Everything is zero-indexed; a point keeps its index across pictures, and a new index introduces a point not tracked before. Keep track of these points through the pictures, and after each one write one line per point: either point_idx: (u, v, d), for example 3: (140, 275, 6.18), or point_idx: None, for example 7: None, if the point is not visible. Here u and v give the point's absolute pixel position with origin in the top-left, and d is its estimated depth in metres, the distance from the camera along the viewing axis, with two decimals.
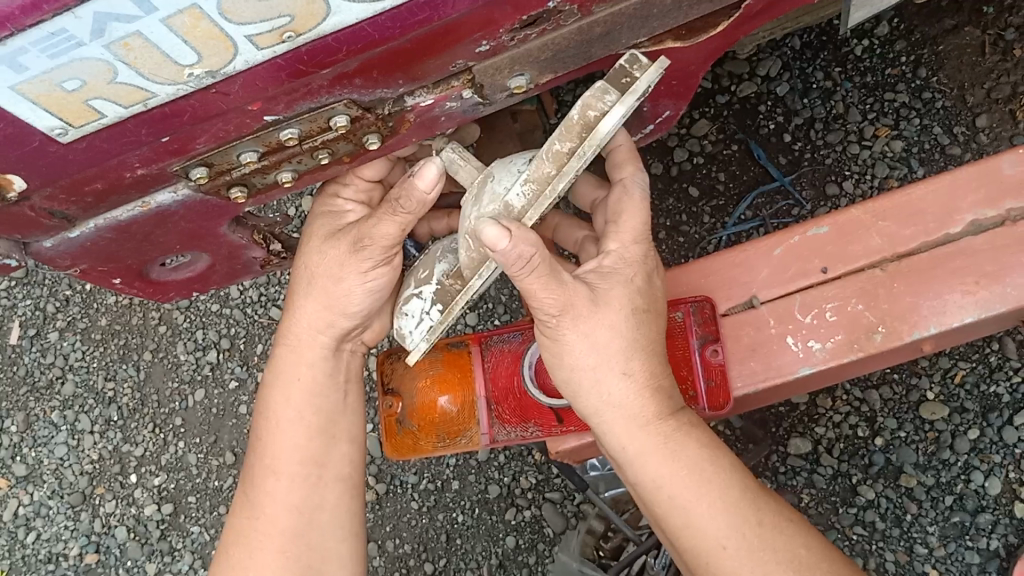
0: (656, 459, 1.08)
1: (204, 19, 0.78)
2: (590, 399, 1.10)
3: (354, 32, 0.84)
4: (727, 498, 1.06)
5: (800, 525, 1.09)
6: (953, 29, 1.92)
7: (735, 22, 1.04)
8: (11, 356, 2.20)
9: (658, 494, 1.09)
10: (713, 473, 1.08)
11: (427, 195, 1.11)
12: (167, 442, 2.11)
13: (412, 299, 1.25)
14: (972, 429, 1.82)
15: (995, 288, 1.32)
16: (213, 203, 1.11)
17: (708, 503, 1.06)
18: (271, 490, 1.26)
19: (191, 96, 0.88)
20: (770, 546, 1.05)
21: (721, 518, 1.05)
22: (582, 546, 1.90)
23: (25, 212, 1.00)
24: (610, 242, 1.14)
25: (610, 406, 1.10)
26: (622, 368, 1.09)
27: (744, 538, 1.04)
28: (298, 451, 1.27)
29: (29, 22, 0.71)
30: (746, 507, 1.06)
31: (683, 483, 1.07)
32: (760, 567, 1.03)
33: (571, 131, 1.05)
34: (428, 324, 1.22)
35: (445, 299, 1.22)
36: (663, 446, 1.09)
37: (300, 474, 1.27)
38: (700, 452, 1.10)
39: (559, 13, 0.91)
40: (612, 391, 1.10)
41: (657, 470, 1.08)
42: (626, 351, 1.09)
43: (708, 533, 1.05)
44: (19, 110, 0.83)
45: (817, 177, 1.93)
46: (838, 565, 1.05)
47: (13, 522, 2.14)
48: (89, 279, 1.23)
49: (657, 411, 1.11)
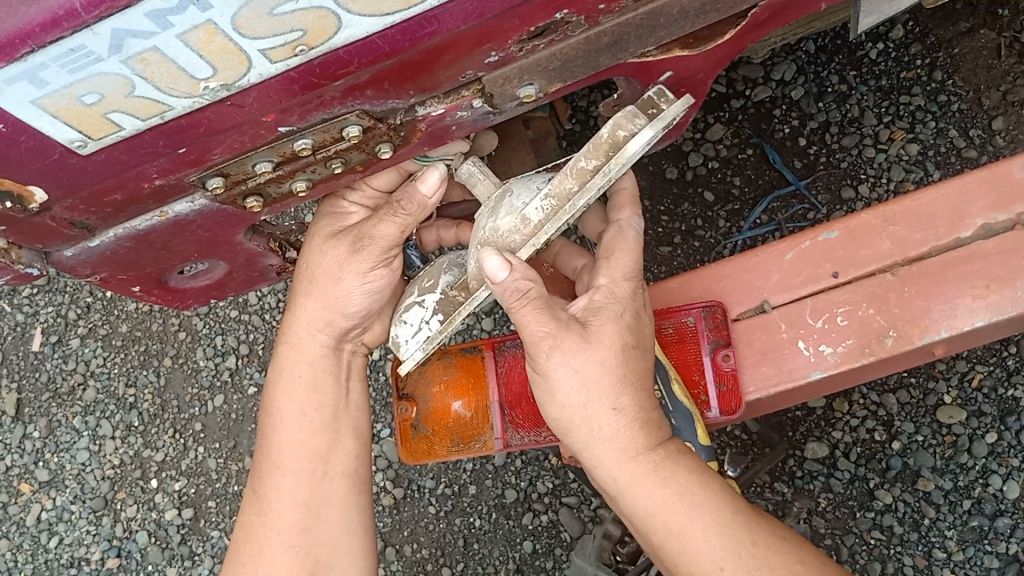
0: (647, 486, 1.08)
1: (218, 34, 0.79)
2: (580, 435, 1.09)
3: (365, 45, 0.86)
4: (722, 521, 1.06)
5: (792, 540, 1.09)
6: (968, 32, 1.91)
7: (742, 30, 1.06)
8: (34, 362, 2.23)
9: (653, 522, 1.08)
10: (703, 495, 1.08)
11: (428, 200, 1.17)
12: (187, 447, 2.14)
13: (413, 307, 1.27)
14: (990, 432, 1.81)
15: (1006, 292, 1.32)
16: (229, 213, 1.13)
17: (702, 527, 1.06)
18: (280, 486, 1.28)
19: (207, 109, 0.90)
20: (765, 564, 1.05)
21: (716, 540, 1.05)
22: (600, 550, 1.84)
23: (45, 222, 1.02)
24: (600, 277, 1.15)
25: (599, 441, 1.09)
26: (611, 403, 1.08)
27: (741, 558, 1.05)
28: (307, 447, 1.29)
29: (48, 39, 0.74)
30: (740, 526, 1.07)
31: (678, 509, 1.07)
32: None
33: (598, 149, 1.09)
34: (425, 333, 1.24)
35: (446, 309, 1.24)
36: (653, 474, 1.08)
37: (306, 469, 1.29)
38: (690, 476, 1.09)
39: (566, 24, 0.93)
40: (603, 426, 1.08)
41: (650, 499, 1.08)
42: (616, 387, 1.07)
43: (704, 555, 1.05)
44: (40, 123, 0.85)
45: (832, 180, 1.93)
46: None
47: (36, 527, 2.17)
48: (109, 287, 1.25)
49: (646, 442, 1.09)
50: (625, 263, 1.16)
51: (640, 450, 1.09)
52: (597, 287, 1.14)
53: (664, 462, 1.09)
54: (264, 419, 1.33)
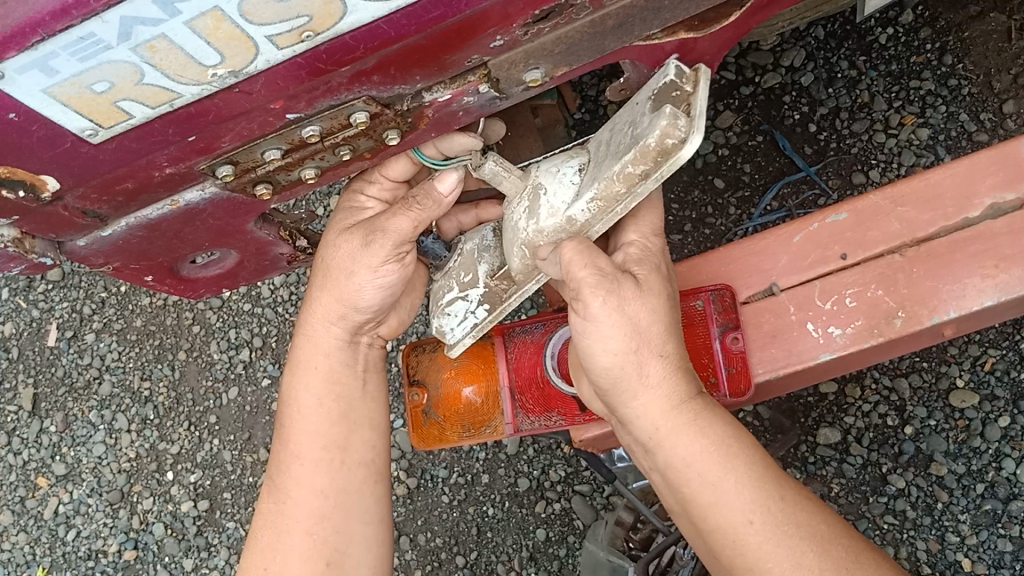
0: (685, 436, 1.05)
1: (225, 20, 0.80)
2: (629, 384, 1.08)
3: (371, 31, 0.86)
4: (755, 476, 1.03)
5: (820, 506, 1.05)
6: (978, 15, 1.91)
7: (747, 11, 1.06)
8: (50, 357, 2.26)
9: (686, 473, 1.05)
10: (739, 450, 1.05)
11: (444, 196, 1.24)
12: (202, 440, 2.15)
13: (455, 301, 1.35)
14: (1003, 416, 1.81)
15: (1015, 271, 1.31)
16: (240, 201, 1.14)
17: (735, 480, 1.02)
18: (298, 468, 1.28)
19: (215, 96, 0.91)
20: (794, 520, 1.01)
21: (748, 493, 1.02)
22: (612, 537, 1.86)
23: (58, 211, 1.04)
24: (631, 233, 1.20)
25: (650, 388, 1.07)
26: (660, 349, 1.08)
27: (771, 513, 1.01)
28: (326, 435, 1.29)
29: (58, 27, 0.75)
30: (771, 483, 1.03)
31: (711, 460, 1.04)
32: (785, 541, 0.99)
33: (645, 155, 1.04)
34: (472, 322, 1.33)
35: (491, 299, 1.32)
36: (690, 424, 1.06)
37: (324, 459, 1.28)
38: (726, 430, 1.06)
39: (570, 7, 0.93)
40: (653, 371, 1.07)
41: (686, 447, 1.05)
42: (664, 334, 1.09)
43: (734, 508, 1.01)
44: (51, 111, 0.86)
45: (842, 166, 1.92)
46: (858, 540, 1.03)
47: (54, 520, 2.19)
48: (122, 277, 1.26)
49: (688, 391, 1.09)
50: (652, 220, 1.22)
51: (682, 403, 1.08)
52: (630, 242, 1.19)
53: (701, 415, 1.07)
54: (281, 410, 1.33)
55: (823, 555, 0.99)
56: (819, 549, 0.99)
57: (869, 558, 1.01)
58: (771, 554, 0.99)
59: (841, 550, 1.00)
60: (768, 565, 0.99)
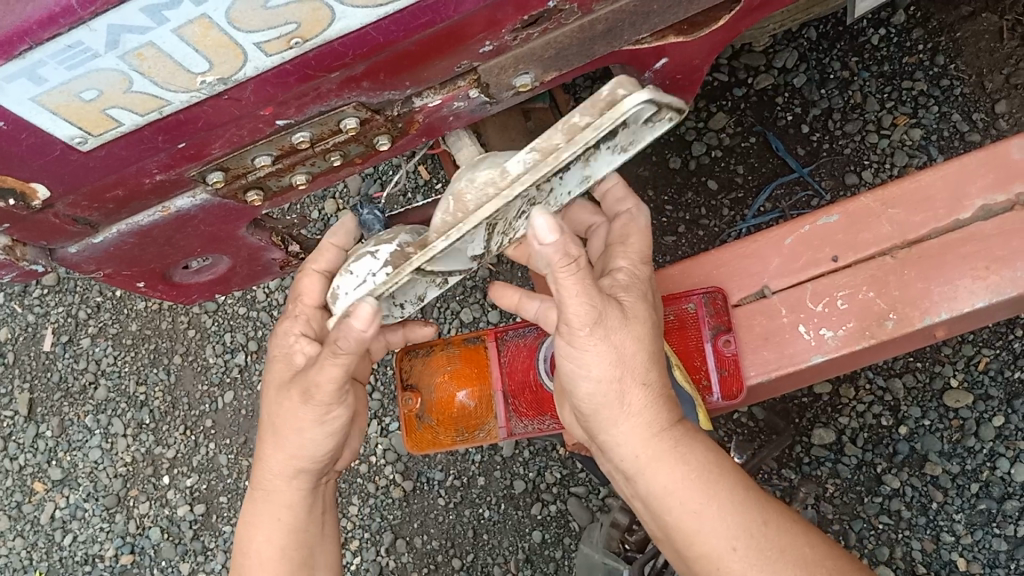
0: (668, 464, 1.06)
1: (213, 28, 0.80)
2: (610, 412, 1.07)
3: (359, 37, 0.86)
4: (737, 500, 1.04)
5: (800, 524, 1.07)
6: (970, 16, 1.91)
7: (736, 16, 1.07)
8: (46, 362, 2.26)
9: (669, 501, 1.05)
10: (719, 475, 1.06)
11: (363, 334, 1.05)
12: (198, 444, 2.15)
13: (364, 258, 1.10)
14: (997, 416, 1.81)
15: (1005, 272, 1.32)
16: (231, 207, 1.14)
17: (716, 507, 1.03)
18: (259, 532, 1.27)
19: (204, 103, 0.91)
20: (777, 544, 1.02)
21: (730, 518, 1.03)
22: (608, 539, 1.85)
23: (49, 219, 1.03)
24: (619, 259, 1.15)
25: (631, 414, 1.07)
26: (642, 377, 1.07)
27: (754, 537, 1.02)
28: (290, 500, 1.27)
29: (45, 36, 0.75)
30: (753, 507, 1.04)
31: (692, 487, 1.04)
32: (768, 565, 1.01)
33: (594, 107, 1.01)
34: (369, 285, 1.07)
35: (396, 260, 1.06)
36: (672, 451, 1.07)
37: (292, 528, 1.27)
38: (707, 454, 1.07)
39: (559, 13, 0.94)
40: (635, 400, 1.07)
41: (668, 475, 1.05)
42: (645, 364, 1.08)
43: (717, 534, 1.02)
44: (39, 120, 0.86)
45: (835, 167, 1.93)
46: (841, 561, 1.04)
47: (51, 525, 2.19)
48: (114, 284, 1.26)
49: (669, 418, 1.09)
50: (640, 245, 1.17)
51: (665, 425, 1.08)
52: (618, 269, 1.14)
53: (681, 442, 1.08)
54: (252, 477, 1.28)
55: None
56: (801, 569, 1.01)
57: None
58: None
59: (823, 570, 1.02)
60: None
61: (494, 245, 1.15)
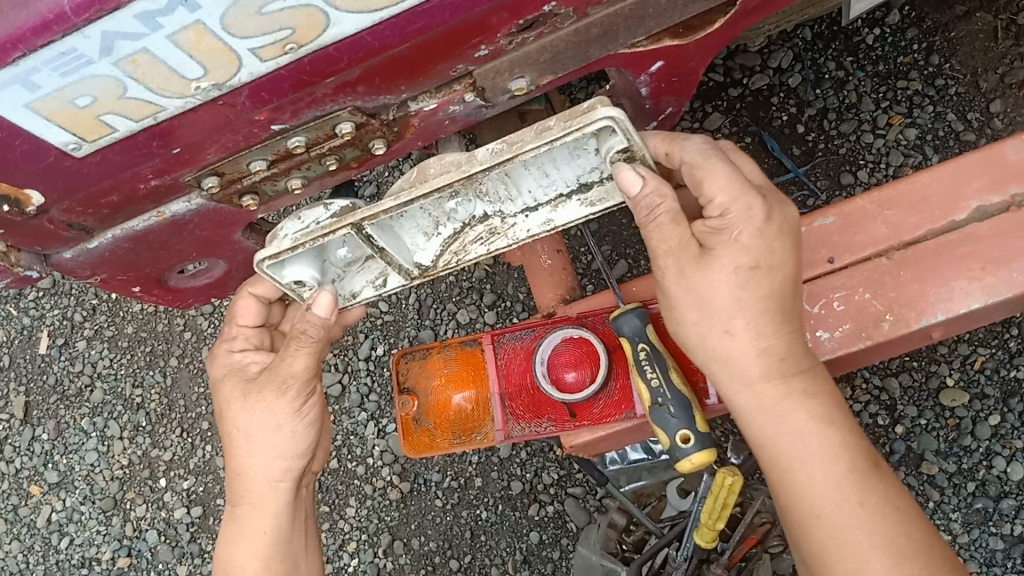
0: (765, 420, 1.11)
1: (207, 34, 0.80)
2: (698, 354, 1.14)
3: (355, 42, 0.86)
4: (829, 475, 1.07)
5: (905, 511, 1.07)
6: (964, 15, 1.92)
7: (732, 18, 1.06)
8: (41, 365, 2.25)
9: (767, 451, 1.12)
10: (823, 443, 1.08)
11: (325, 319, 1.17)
12: (195, 446, 2.14)
13: (314, 206, 1.15)
14: (993, 415, 1.82)
15: (1002, 273, 1.31)
16: (226, 211, 1.13)
17: (808, 474, 1.08)
18: (242, 541, 1.30)
19: (198, 109, 0.91)
20: (864, 526, 1.05)
21: (823, 489, 1.07)
22: (605, 540, 1.85)
23: (43, 225, 1.03)
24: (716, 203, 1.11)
25: (717, 360, 1.12)
26: (727, 325, 1.10)
27: (842, 513, 1.05)
28: (274, 505, 1.31)
29: (39, 42, 0.75)
30: (848, 485, 1.06)
31: (789, 448, 1.09)
32: (848, 543, 1.04)
33: (573, 115, 1.03)
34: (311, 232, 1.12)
35: (344, 216, 1.12)
36: (770, 412, 1.11)
37: (275, 530, 1.31)
38: (811, 423, 1.09)
39: (554, 17, 0.94)
40: (716, 345, 1.12)
41: (765, 431, 1.11)
42: (729, 312, 1.09)
43: (806, 498, 1.07)
44: (34, 126, 0.86)
45: (830, 167, 1.93)
46: (937, 557, 1.04)
47: (47, 528, 2.19)
48: (110, 289, 1.26)
49: (762, 372, 1.11)
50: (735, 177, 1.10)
51: (771, 373, 1.11)
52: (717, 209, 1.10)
53: (783, 399, 1.11)
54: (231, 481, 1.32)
55: (891, 566, 1.02)
56: (885, 560, 1.03)
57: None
58: (834, 550, 1.05)
59: (913, 565, 1.02)
60: (830, 559, 1.05)
61: (442, 263, 1.28)
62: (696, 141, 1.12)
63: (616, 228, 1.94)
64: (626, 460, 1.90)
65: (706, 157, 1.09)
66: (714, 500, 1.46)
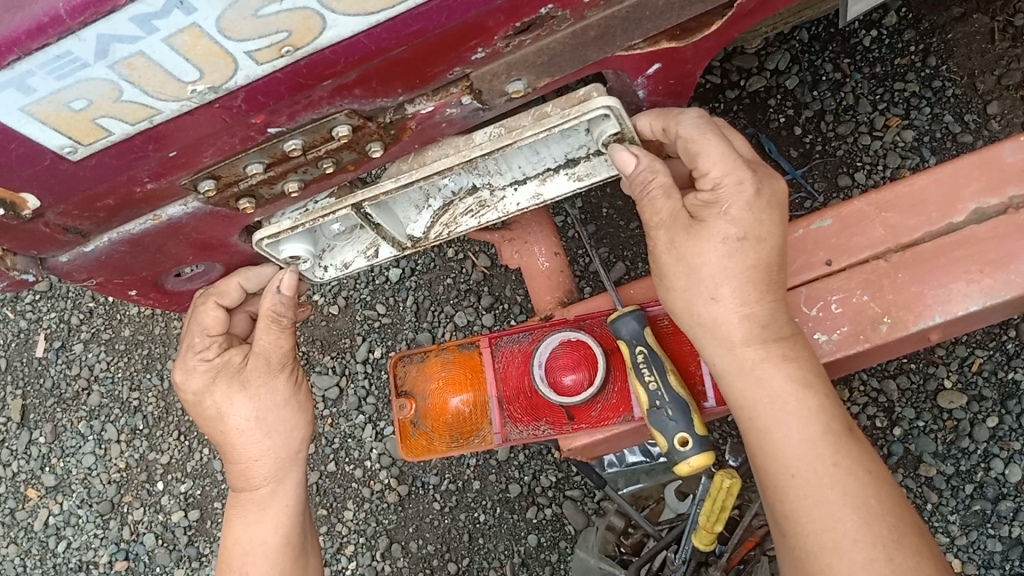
0: (742, 381, 1.11)
1: (203, 37, 0.80)
2: (683, 320, 1.15)
3: (351, 45, 0.86)
4: (804, 435, 1.06)
5: (881, 478, 1.05)
6: (961, 17, 1.92)
7: (728, 21, 1.07)
8: (38, 368, 2.25)
9: (745, 414, 1.11)
10: (800, 405, 1.08)
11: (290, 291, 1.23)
12: (192, 449, 2.14)
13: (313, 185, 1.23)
14: (991, 417, 1.82)
15: (999, 275, 1.30)
16: (223, 214, 1.13)
17: (783, 434, 1.07)
18: (266, 513, 1.30)
19: (195, 112, 0.90)
20: (839, 486, 1.03)
21: (798, 448, 1.06)
22: (603, 543, 1.86)
23: (39, 228, 1.03)
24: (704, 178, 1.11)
25: (699, 326, 1.14)
26: (711, 293, 1.11)
27: (815, 471, 1.04)
28: (294, 478, 1.33)
29: (34, 46, 0.74)
30: (824, 445, 1.06)
31: (765, 409, 1.09)
32: (821, 501, 1.03)
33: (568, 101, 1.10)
34: (307, 208, 1.20)
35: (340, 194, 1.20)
36: (749, 373, 1.11)
37: (295, 502, 1.33)
38: (788, 384, 1.09)
39: (552, 19, 0.93)
40: (702, 313, 1.12)
41: (743, 393, 1.11)
42: (714, 278, 1.10)
43: (781, 457, 1.07)
44: (29, 130, 0.85)
45: (828, 169, 1.93)
46: (908, 521, 1.02)
47: (44, 531, 2.18)
48: (106, 291, 1.26)
49: (742, 337, 1.12)
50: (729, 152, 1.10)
51: (752, 339, 1.12)
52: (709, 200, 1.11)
53: (762, 363, 1.11)
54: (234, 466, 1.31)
55: (862, 524, 1.00)
56: (858, 517, 1.01)
57: (911, 542, 1.00)
58: (807, 510, 1.03)
59: (885, 525, 1.00)
60: (802, 518, 1.03)
61: (433, 235, 1.38)
62: (693, 113, 1.12)
63: (614, 230, 1.93)
64: (625, 463, 1.90)
65: (701, 131, 1.09)
66: (714, 502, 1.45)
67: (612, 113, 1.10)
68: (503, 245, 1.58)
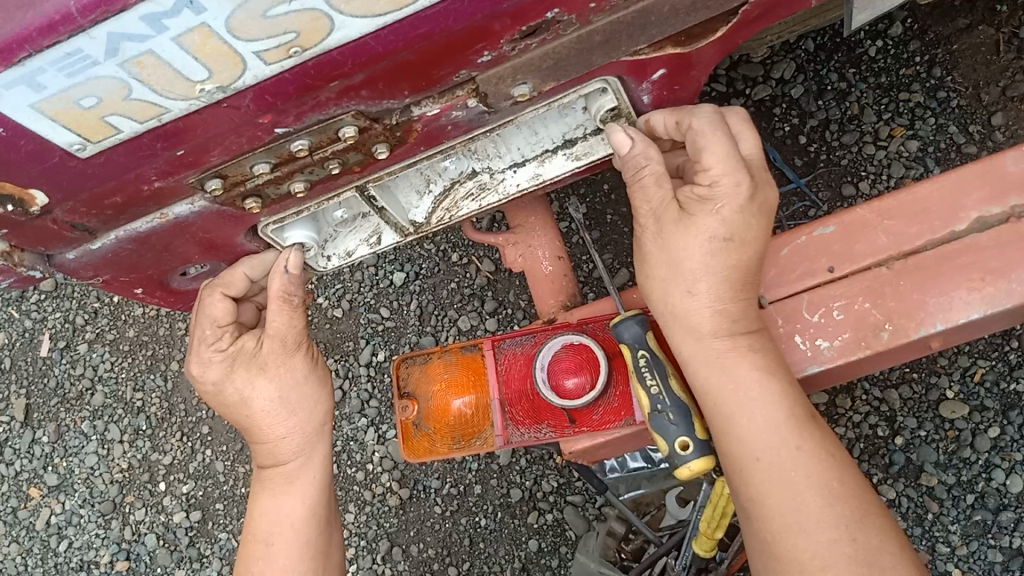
0: (709, 372, 1.12)
1: (212, 36, 0.81)
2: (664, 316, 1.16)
3: (359, 46, 0.87)
4: (770, 421, 1.07)
5: (840, 460, 1.08)
6: (967, 28, 1.93)
7: (733, 27, 1.08)
8: (43, 368, 2.26)
9: (710, 402, 1.12)
10: (763, 393, 1.09)
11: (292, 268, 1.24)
12: (195, 450, 2.14)
13: None
14: (992, 427, 1.82)
15: (1002, 284, 1.28)
16: (230, 213, 1.14)
17: (747, 420, 1.08)
18: (294, 484, 1.31)
19: (203, 111, 0.91)
20: (803, 469, 1.05)
21: (762, 434, 1.07)
22: (604, 548, 1.86)
23: (47, 225, 1.04)
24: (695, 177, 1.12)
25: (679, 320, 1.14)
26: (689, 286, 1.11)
27: (779, 455, 1.06)
28: (321, 451, 1.34)
29: (45, 43, 0.75)
30: (786, 430, 1.07)
31: (729, 397, 1.10)
32: (785, 484, 1.04)
33: None
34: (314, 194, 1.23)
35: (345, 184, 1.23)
36: (720, 367, 1.11)
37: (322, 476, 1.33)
38: (760, 378, 1.10)
39: (558, 23, 0.94)
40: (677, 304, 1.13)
41: (708, 381, 1.11)
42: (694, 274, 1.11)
43: (745, 443, 1.08)
44: (39, 127, 0.86)
45: (832, 178, 1.93)
46: (868, 503, 1.05)
47: (46, 531, 2.19)
48: (112, 290, 1.26)
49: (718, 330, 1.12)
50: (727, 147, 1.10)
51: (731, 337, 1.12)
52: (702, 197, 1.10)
53: (739, 361, 1.11)
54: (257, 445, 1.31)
55: (825, 505, 1.03)
56: (822, 500, 1.03)
57: (874, 522, 1.03)
58: (771, 492, 1.05)
59: (847, 507, 1.03)
60: (767, 501, 1.05)
61: (434, 221, 1.40)
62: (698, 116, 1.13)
63: (618, 236, 1.94)
64: (626, 468, 1.86)
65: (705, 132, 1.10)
66: (714, 509, 1.46)
67: (608, 87, 1.13)
68: (506, 249, 1.60)
